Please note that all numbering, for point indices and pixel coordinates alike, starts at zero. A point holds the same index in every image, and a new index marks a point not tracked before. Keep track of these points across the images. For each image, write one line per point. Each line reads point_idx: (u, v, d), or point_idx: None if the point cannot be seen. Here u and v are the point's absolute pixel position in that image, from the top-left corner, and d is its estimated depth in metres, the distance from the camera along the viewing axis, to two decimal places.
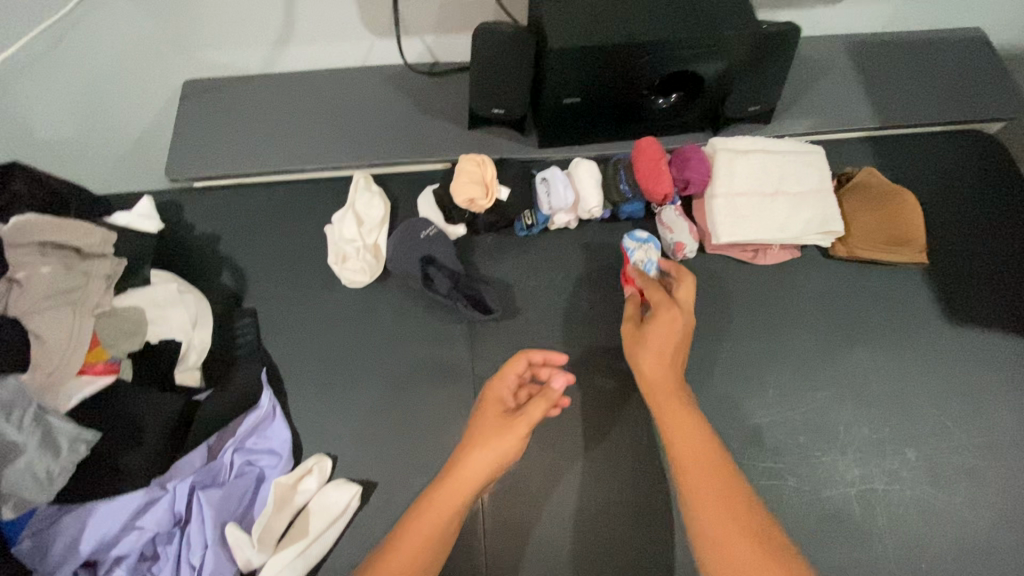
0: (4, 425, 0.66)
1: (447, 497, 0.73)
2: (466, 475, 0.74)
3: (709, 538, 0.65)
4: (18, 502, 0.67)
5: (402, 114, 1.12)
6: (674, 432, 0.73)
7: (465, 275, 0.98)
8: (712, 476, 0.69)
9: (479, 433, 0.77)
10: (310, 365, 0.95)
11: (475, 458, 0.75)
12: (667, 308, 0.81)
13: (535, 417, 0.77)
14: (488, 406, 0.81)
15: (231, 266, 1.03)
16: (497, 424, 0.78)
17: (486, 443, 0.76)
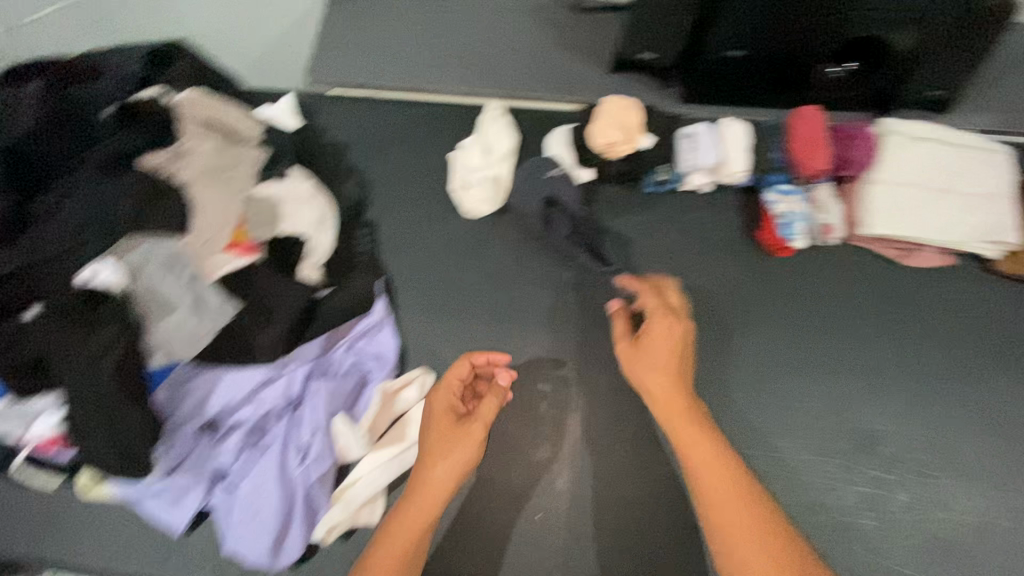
0: (167, 279, 0.71)
1: (415, 512, 0.69)
2: (429, 486, 0.70)
3: (730, 551, 0.62)
4: (168, 354, 0.72)
5: (544, 48, 1.08)
6: (693, 447, 0.67)
7: (587, 221, 0.94)
8: (725, 478, 0.65)
9: (434, 447, 0.72)
10: (421, 285, 0.97)
11: (432, 473, 0.70)
12: (660, 319, 0.74)
13: (485, 419, 0.73)
14: (437, 416, 0.75)
15: (357, 177, 1.04)
16: (450, 434, 0.73)
17: (445, 452, 0.71)
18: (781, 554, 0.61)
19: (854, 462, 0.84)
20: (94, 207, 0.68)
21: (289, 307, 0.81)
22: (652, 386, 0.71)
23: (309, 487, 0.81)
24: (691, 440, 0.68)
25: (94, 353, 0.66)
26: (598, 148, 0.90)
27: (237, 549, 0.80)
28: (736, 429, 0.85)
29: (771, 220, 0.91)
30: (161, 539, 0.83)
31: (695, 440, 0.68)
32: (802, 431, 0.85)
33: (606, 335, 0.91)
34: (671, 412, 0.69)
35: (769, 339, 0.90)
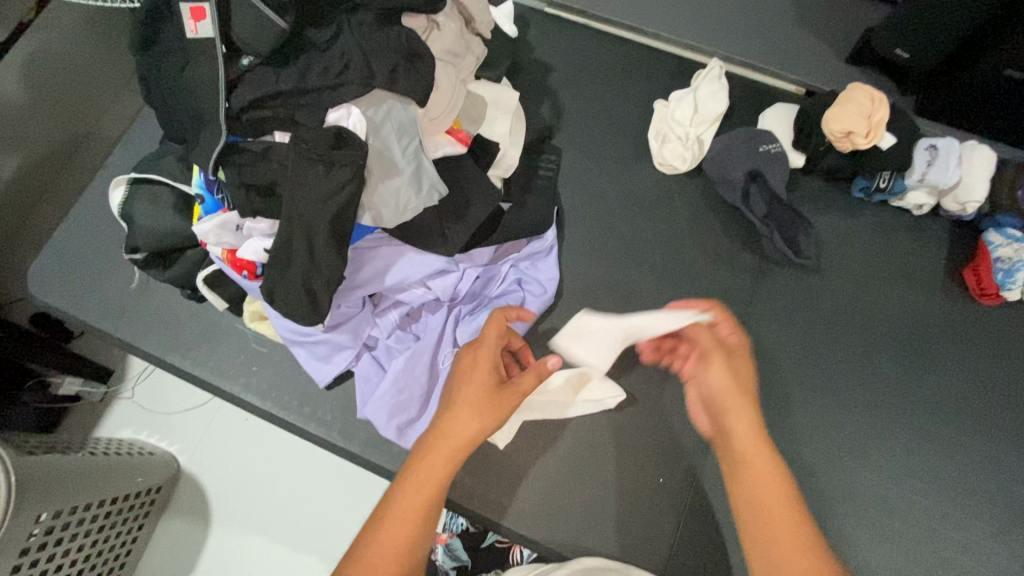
0: (395, 145, 0.71)
1: (435, 465, 0.60)
2: (457, 437, 0.61)
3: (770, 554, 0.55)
4: (375, 218, 0.73)
5: (783, 18, 1.01)
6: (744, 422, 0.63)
7: (786, 206, 0.89)
8: (780, 480, 0.59)
9: (463, 396, 0.64)
10: (594, 223, 0.94)
11: (465, 423, 0.62)
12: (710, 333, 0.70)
13: (525, 391, 0.66)
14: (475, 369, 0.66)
15: (551, 101, 1.00)
16: (486, 390, 0.64)
17: (480, 410, 0.62)
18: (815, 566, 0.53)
19: (1000, 528, 0.79)
20: (359, 55, 0.67)
21: (486, 207, 0.82)
22: (721, 381, 0.66)
23: None
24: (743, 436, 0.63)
25: (325, 191, 0.66)
26: (831, 136, 0.84)
27: (372, 418, 0.82)
28: (883, 456, 0.81)
29: (987, 259, 0.84)
30: (301, 387, 0.87)
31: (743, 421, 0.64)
32: (952, 483, 0.80)
33: (771, 329, 0.87)
34: (752, 438, 0.62)
35: (942, 385, 0.84)
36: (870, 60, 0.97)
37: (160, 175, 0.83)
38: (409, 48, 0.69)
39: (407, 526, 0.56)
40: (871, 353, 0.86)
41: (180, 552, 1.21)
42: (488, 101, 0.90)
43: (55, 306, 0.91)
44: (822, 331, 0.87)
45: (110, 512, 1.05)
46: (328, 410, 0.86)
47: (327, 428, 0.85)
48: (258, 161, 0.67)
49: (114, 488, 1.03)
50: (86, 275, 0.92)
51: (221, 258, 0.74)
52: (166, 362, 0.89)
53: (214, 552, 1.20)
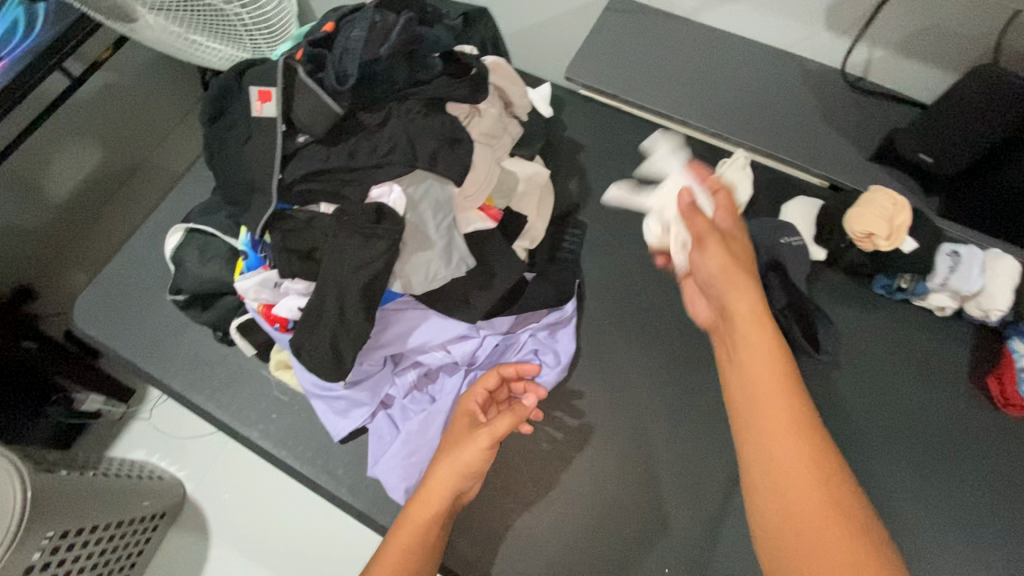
0: (430, 219, 0.75)
1: (415, 512, 0.71)
2: (436, 487, 0.72)
3: (772, 472, 0.59)
4: (404, 285, 0.76)
5: (807, 116, 1.05)
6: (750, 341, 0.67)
7: (805, 298, 0.90)
8: (778, 401, 0.62)
9: (444, 447, 0.76)
10: (614, 299, 0.96)
11: (438, 470, 0.73)
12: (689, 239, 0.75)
13: (498, 424, 0.73)
14: (456, 420, 0.79)
15: (580, 178, 1.05)
16: (459, 436, 0.77)
17: (450, 454, 0.74)
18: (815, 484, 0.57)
19: None
20: (405, 138, 0.72)
21: (510, 280, 0.85)
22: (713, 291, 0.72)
23: None
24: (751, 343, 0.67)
25: (359, 258, 0.70)
26: (852, 236, 0.86)
27: (380, 477, 0.83)
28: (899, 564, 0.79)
29: (1011, 369, 0.83)
30: (317, 439, 0.89)
31: (749, 329, 0.68)
32: None
33: None
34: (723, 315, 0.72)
35: (961, 494, 0.82)
36: (894, 162, 0.99)
37: (209, 227, 0.89)
38: (451, 133, 0.75)
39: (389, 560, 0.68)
40: (887, 453, 0.84)
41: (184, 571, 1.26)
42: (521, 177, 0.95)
43: (95, 335, 0.96)
44: (837, 426, 0.86)
45: (114, 534, 1.08)
46: (339, 464, 0.87)
47: (336, 482, 0.86)
48: (301, 228, 0.72)
49: (123, 510, 1.07)
50: (128, 312, 0.98)
51: (257, 311, 0.78)
52: (190, 400, 0.93)
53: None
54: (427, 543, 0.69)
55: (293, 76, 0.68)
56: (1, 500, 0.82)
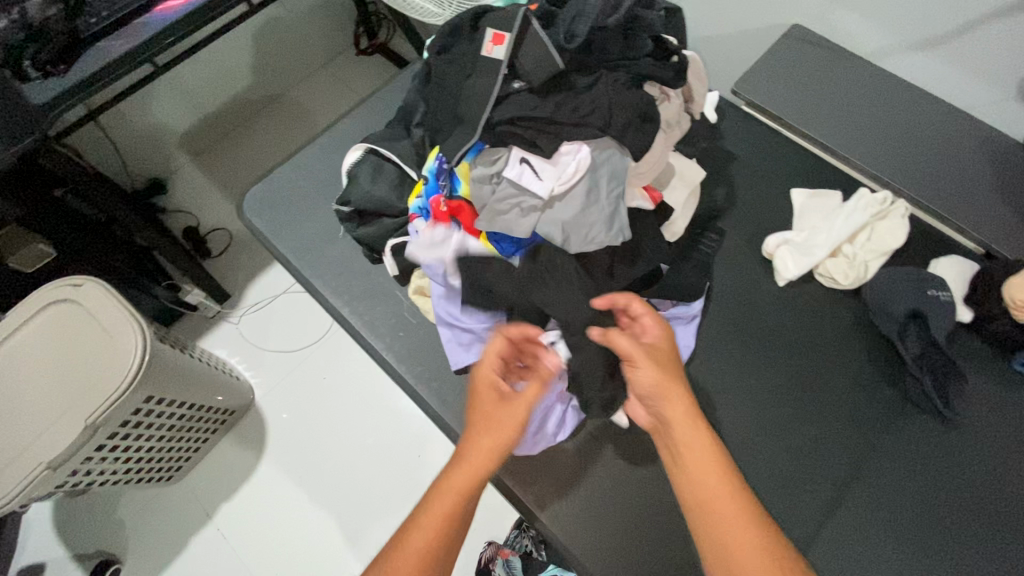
0: (604, 187, 0.79)
1: (452, 493, 0.65)
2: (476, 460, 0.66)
3: (711, 526, 0.60)
4: (564, 241, 0.81)
5: (974, 178, 1.02)
6: (672, 411, 0.66)
7: (942, 356, 0.88)
8: (721, 487, 0.61)
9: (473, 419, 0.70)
10: (739, 309, 0.98)
11: (478, 445, 0.67)
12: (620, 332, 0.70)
13: (531, 398, 0.70)
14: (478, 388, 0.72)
15: (725, 188, 1.08)
16: (494, 405, 0.70)
17: (488, 430, 0.68)
18: (748, 526, 0.59)
19: None
20: (604, 104, 0.77)
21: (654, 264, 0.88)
22: (647, 376, 0.67)
23: (568, 408, 0.89)
24: (673, 418, 0.66)
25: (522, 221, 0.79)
26: (1009, 301, 0.84)
27: None
28: None
29: None
30: (434, 365, 0.95)
31: (672, 407, 0.66)
32: None
33: (892, 468, 0.85)
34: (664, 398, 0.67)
35: None
36: None
37: (388, 151, 0.97)
38: (646, 110, 0.80)
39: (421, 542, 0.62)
40: (998, 532, 0.81)
41: (248, 459, 1.39)
42: (678, 173, 0.98)
43: (258, 226, 1.07)
44: (947, 489, 0.83)
45: (183, 414, 1.20)
46: (451, 391, 0.93)
47: (445, 408, 0.92)
48: (491, 170, 0.79)
49: (194, 396, 1.18)
50: (288, 212, 1.08)
51: (419, 234, 0.86)
52: (328, 303, 1.01)
53: (264, 480, 1.36)
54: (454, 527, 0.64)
55: (525, 28, 0.76)
56: (126, 353, 0.97)
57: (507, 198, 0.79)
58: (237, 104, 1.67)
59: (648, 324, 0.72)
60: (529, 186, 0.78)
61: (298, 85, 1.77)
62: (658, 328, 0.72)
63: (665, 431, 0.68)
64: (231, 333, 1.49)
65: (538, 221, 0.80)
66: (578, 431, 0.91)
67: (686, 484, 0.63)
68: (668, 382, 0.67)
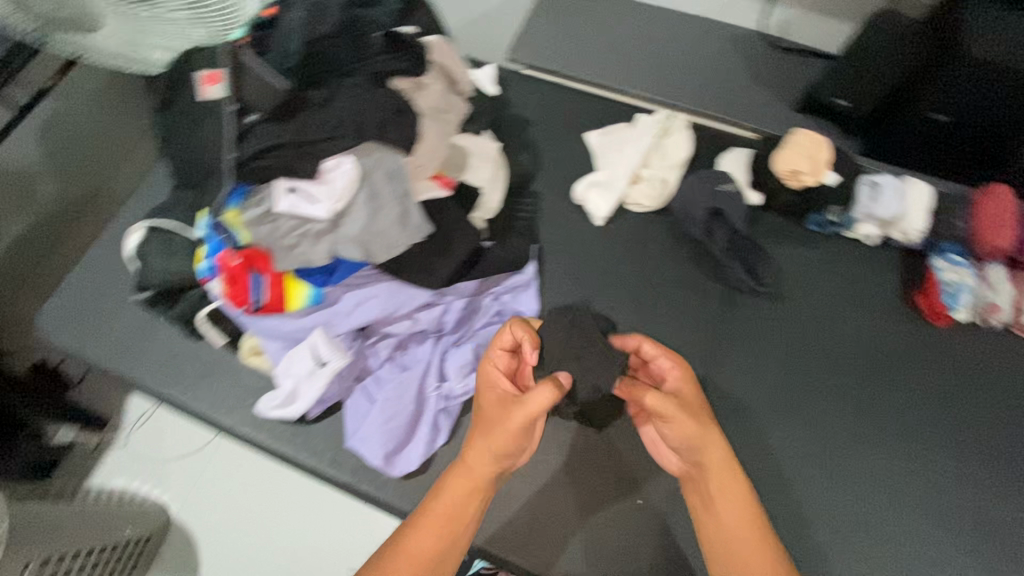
0: (386, 189, 0.78)
1: (454, 492, 0.73)
2: (474, 470, 0.73)
3: (735, 556, 0.69)
4: (368, 252, 0.79)
5: (736, 75, 1.11)
6: (710, 450, 0.72)
7: (746, 240, 0.96)
8: (736, 519, 0.70)
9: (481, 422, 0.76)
10: (572, 259, 1.01)
11: (478, 447, 0.73)
12: (653, 389, 0.74)
13: (541, 402, 0.71)
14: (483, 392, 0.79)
15: (529, 151, 1.11)
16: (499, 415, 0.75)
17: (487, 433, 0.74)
18: (759, 544, 0.69)
19: (960, 539, 0.82)
20: (351, 111, 0.76)
21: (470, 247, 0.89)
22: (687, 432, 0.72)
23: (438, 410, 0.88)
24: (710, 466, 0.72)
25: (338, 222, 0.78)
26: (779, 176, 0.93)
27: (359, 447, 0.86)
28: (848, 473, 0.85)
29: (937, 283, 0.91)
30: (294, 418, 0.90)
31: (710, 450, 0.72)
32: (920, 502, 0.84)
33: (739, 354, 0.92)
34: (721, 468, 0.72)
35: (902, 401, 0.89)
36: (817, 111, 1.04)
37: (167, 221, 0.90)
38: (397, 104, 0.79)
39: (423, 543, 0.70)
40: (832, 375, 0.90)
41: None
42: (473, 151, 0.99)
43: (66, 344, 0.97)
44: (787, 354, 0.91)
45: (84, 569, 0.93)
46: (319, 439, 0.89)
47: (318, 458, 0.88)
48: (261, 209, 0.77)
49: (89, 541, 0.92)
50: (94, 315, 0.98)
51: (221, 295, 0.83)
52: (167, 397, 0.94)
53: None
54: (450, 537, 0.71)
55: (238, 61, 0.75)
56: None
57: (292, 231, 0.77)
58: (37, 225, 1.14)
59: (670, 373, 0.79)
60: (308, 213, 0.76)
61: (123, 171, 1.24)
62: (679, 374, 0.78)
63: (697, 472, 0.74)
64: (118, 461, 1.19)
65: (333, 243, 0.78)
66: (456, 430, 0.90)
67: (712, 514, 0.72)
68: (701, 430, 0.73)
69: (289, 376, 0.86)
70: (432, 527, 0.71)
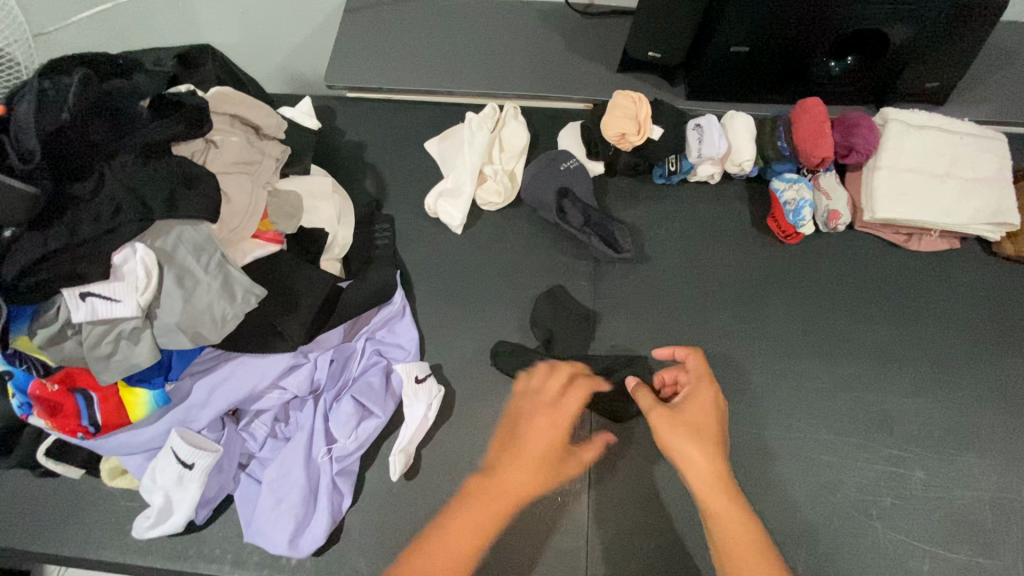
0: (195, 265, 0.72)
1: (490, 517, 0.68)
2: (505, 496, 0.70)
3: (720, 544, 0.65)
4: (195, 336, 0.72)
5: (554, 49, 1.09)
6: (693, 464, 0.69)
7: (599, 211, 0.96)
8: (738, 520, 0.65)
9: (517, 448, 0.73)
10: (440, 275, 0.97)
11: (512, 487, 0.70)
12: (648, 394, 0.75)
13: (578, 427, 0.76)
14: (528, 411, 0.78)
15: (372, 174, 1.06)
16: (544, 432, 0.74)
17: (534, 474, 0.71)
18: (743, 519, 0.65)
19: (868, 438, 0.84)
20: (126, 195, 0.69)
21: (315, 297, 0.82)
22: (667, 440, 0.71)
23: (335, 475, 0.81)
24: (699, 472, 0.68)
25: (229, 288, 0.73)
26: (610, 140, 0.93)
27: (258, 539, 0.78)
28: (751, 407, 0.86)
29: (778, 205, 0.94)
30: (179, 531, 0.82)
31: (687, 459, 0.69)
32: (819, 414, 0.85)
33: (624, 324, 0.91)
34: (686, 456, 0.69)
35: (779, 324, 0.91)
36: (637, 66, 1.05)
37: None
38: (182, 172, 0.72)
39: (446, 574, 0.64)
40: (712, 317, 0.91)
41: None
42: (302, 193, 0.92)
43: None
44: (666, 310, 0.92)
45: None
46: (214, 543, 0.81)
47: (218, 563, 0.80)
48: (58, 325, 0.69)
49: None
50: None
51: (50, 428, 0.75)
52: (29, 552, 0.82)
53: None
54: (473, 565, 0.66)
55: None
56: None
57: (103, 338, 0.69)
58: None
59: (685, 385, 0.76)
60: (113, 314, 0.68)
61: None
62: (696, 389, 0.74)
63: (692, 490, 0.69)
64: None
65: (155, 337, 0.71)
66: (361, 485, 0.84)
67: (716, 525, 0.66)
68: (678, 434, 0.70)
69: (157, 489, 0.76)
70: (455, 520, 0.68)
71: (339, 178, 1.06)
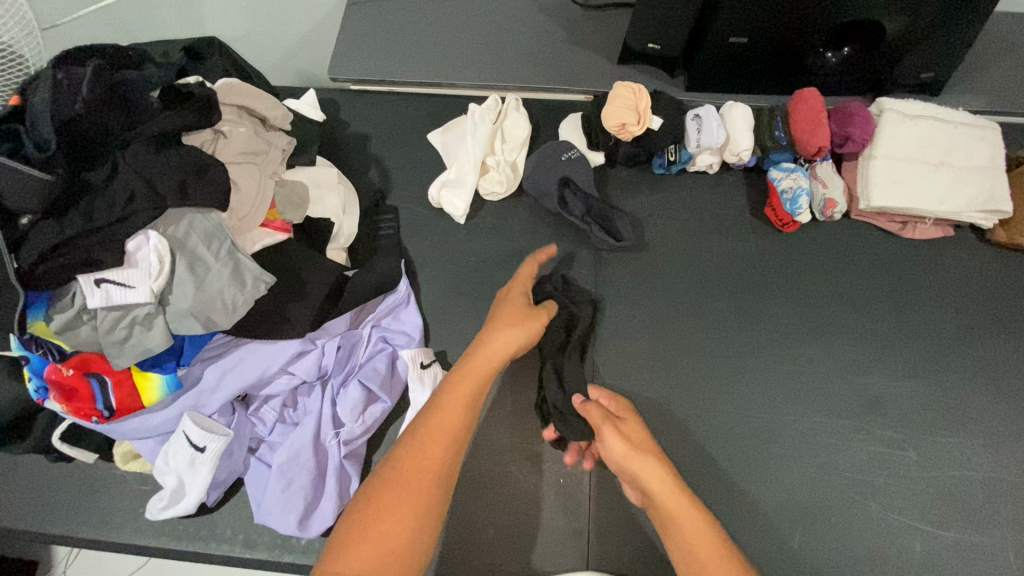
0: (206, 252, 0.73)
1: (478, 369, 0.72)
2: (493, 355, 0.74)
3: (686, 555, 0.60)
4: (207, 322, 0.74)
5: (555, 41, 1.10)
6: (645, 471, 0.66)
7: (599, 200, 0.97)
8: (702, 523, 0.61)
9: (502, 317, 0.80)
10: (443, 264, 0.99)
11: (499, 340, 0.76)
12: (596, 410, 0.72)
13: (549, 312, 0.83)
14: (509, 297, 0.83)
15: (376, 166, 1.07)
16: (522, 313, 0.80)
17: (514, 327, 0.78)
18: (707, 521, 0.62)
19: (862, 421, 0.86)
20: (138, 184, 0.70)
21: (324, 285, 0.85)
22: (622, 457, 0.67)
23: (343, 459, 0.83)
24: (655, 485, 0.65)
25: (240, 276, 0.75)
26: (611, 130, 0.94)
27: (268, 520, 0.80)
28: (747, 390, 0.88)
29: (775, 194, 0.95)
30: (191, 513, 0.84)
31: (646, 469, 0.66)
32: (813, 397, 0.87)
33: (623, 310, 0.93)
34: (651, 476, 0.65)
35: (775, 311, 0.93)
36: (636, 57, 1.06)
37: None
38: (193, 162, 0.73)
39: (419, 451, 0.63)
40: (709, 303, 0.93)
41: None
42: (308, 184, 0.94)
43: None
44: (664, 297, 0.94)
45: None
46: (225, 525, 0.83)
47: (229, 544, 0.82)
48: (73, 311, 0.70)
49: None
50: None
51: (65, 412, 0.77)
52: (47, 534, 0.84)
53: None
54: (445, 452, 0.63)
55: None
56: None
57: (117, 323, 0.71)
58: None
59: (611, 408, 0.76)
60: (127, 300, 0.70)
61: None
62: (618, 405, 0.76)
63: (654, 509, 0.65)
64: None
65: (167, 322, 0.73)
66: (369, 468, 0.86)
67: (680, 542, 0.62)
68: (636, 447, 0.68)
69: (170, 471, 0.78)
70: (434, 438, 0.64)
71: (344, 169, 1.07)
